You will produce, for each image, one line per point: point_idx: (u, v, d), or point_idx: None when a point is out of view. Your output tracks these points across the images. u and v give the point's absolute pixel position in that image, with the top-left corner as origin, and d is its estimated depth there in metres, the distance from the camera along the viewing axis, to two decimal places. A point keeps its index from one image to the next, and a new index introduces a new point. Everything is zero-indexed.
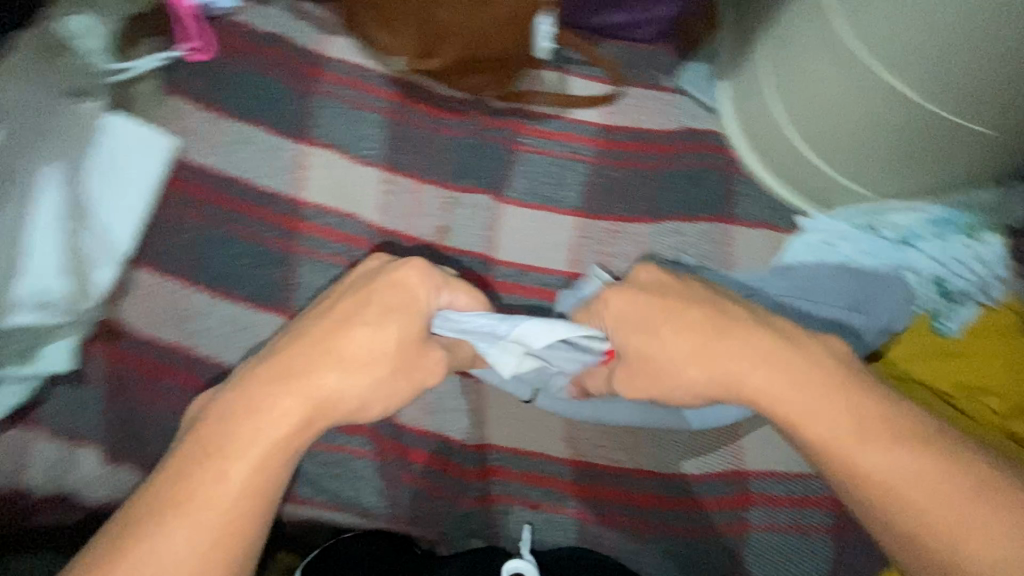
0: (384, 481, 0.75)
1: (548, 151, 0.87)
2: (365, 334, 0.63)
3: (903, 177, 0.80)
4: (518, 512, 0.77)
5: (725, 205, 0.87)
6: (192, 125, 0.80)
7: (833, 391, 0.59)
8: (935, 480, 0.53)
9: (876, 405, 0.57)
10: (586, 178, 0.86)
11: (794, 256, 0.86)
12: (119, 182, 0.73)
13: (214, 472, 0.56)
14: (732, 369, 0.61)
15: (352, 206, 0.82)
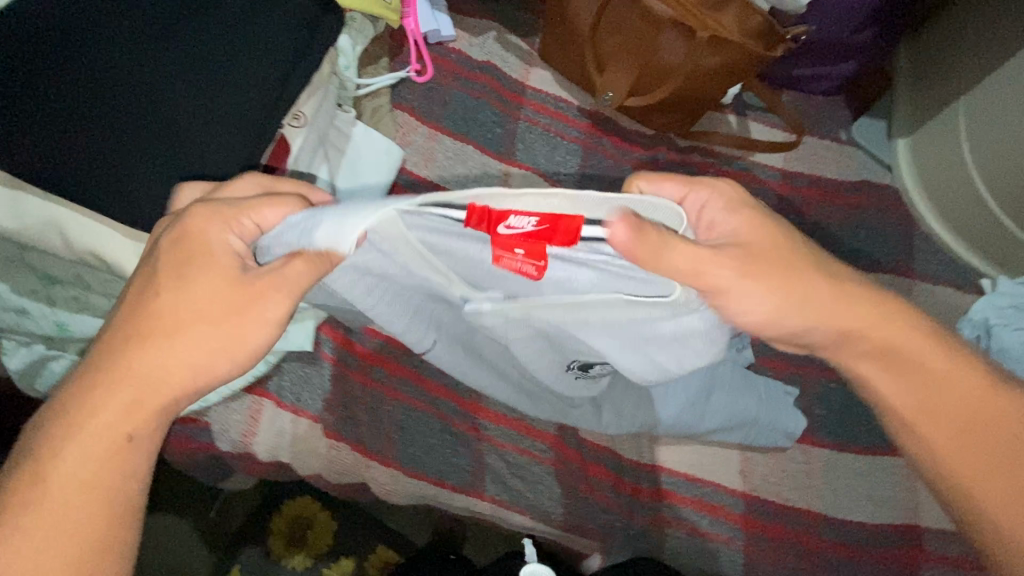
0: (563, 489, 0.77)
1: None
2: (184, 292, 0.47)
3: None
4: (687, 537, 0.78)
5: (899, 261, 0.90)
6: (413, 137, 0.88)
7: (899, 335, 0.52)
8: (982, 421, 0.52)
9: (945, 355, 0.53)
10: None
11: (981, 315, 0.85)
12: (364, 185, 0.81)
13: (91, 405, 0.47)
14: (824, 319, 0.49)
15: None
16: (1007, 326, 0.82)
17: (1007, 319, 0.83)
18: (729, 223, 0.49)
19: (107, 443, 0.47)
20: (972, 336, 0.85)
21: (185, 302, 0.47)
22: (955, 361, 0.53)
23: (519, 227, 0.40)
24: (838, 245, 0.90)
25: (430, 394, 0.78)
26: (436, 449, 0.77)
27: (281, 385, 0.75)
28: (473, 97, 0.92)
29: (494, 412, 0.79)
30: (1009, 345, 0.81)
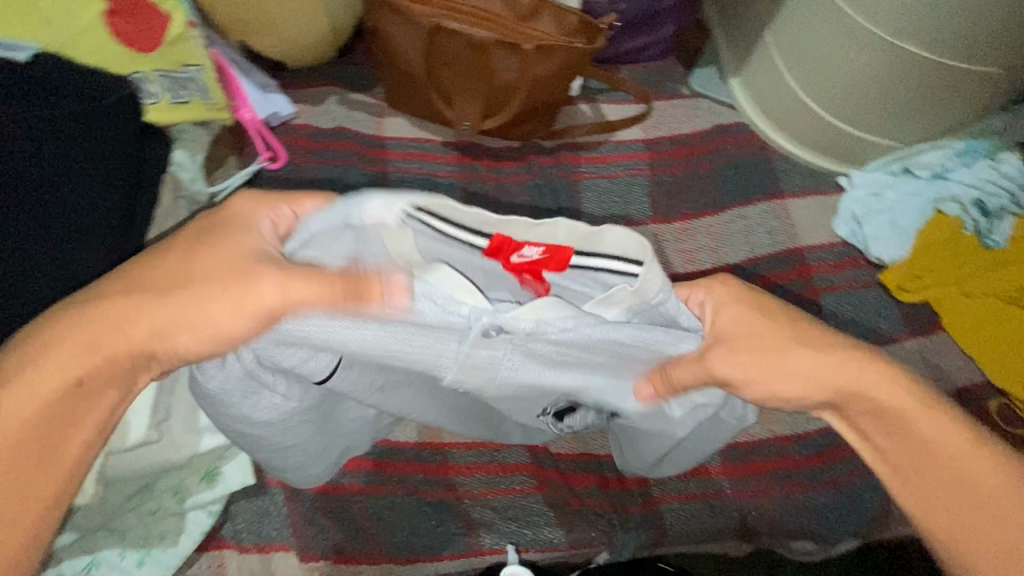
0: (555, 512, 0.78)
1: (610, 174, 0.97)
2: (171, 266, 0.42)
3: (920, 123, 0.91)
4: (681, 506, 0.81)
5: (771, 186, 0.97)
6: None
7: (896, 394, 0.46)
8: (966, 489, 0.45)
9: (925, 419, 0.45)
10: (649, 189, 0.96)
11: (849, 210, 0.94)
12: None
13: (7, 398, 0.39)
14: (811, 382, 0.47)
15: None
16: (871, 213, 0.93)
17: (869, 208, 0.93)
18: (733, 309, 0.50)
19: (41, 397, 0.39)
20: (849, 231, 0.93)
21: (146, 277, 0.42)
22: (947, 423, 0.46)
23: (529, 256, 0.45)
24: (715, 191, 0.96)
25: (396, 474, 0.76)
26: (420, 527, 0.74)
27: (236, 530, 0.71)
28: (335, 165, 0.91)
29: (464, 464, 0.78)
30: (877, 230, 0.91)
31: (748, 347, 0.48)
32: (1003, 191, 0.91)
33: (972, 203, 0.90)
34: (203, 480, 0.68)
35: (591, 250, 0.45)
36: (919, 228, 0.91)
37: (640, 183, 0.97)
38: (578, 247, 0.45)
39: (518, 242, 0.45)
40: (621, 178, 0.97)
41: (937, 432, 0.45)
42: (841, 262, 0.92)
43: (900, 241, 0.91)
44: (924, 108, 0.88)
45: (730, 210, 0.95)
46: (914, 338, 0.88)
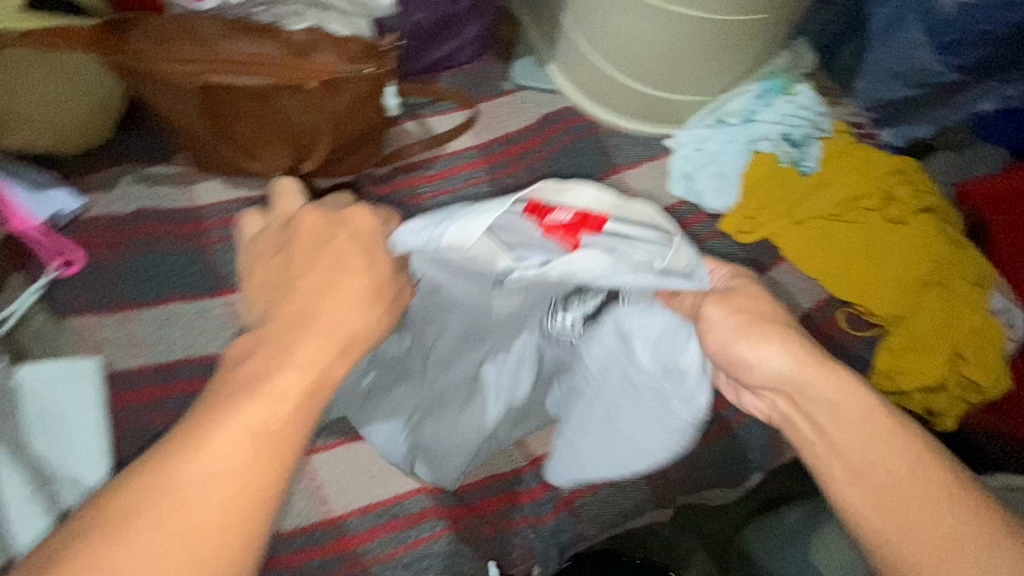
0: (472, 546, 0.76)
1: (450, 188, 0.95)
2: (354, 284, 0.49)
3: (719, 75, 0.96)
4: (593, 497, 0.81)
5: (604, 162, 0.99)
6: (104, 334, 0.78)
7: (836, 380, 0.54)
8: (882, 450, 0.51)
9: (854, 396, 0.53)
10: (492, 195, 0.95)
11: (679, 168, 0.98)
12: (52, 421, 0.72)
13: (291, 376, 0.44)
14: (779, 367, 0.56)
15: None
16: (697, 169, 0.98)
17: (695, 164, 0.98)
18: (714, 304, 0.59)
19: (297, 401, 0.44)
20: (684, 188, 0.97)
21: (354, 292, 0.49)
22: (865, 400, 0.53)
23: (560, 216, 0.59)
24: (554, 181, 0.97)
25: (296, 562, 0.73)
26: None
27: None
28: (147, 253, 0.83)
29: (364, 531, 0.75)
30: (707, 182, 0.96)
31: (740, 305, 0.58)
32: (805, 119, 0.99)
33: (781, 137, 0.97)
34: None
35: (622, 217, 0.59)
36: (741, 171, 0.97)
37: (482, 190, 0.96)
38: (613, 213, 0.59)
39: (551, 205, 0.60)
40: (462, 190, 0.96)
41: (863, 409, 0.53)
42: (683, 221, 0.96)
43: (728, 188, 0.96)
44: (714, 61, 0.93)
45: None
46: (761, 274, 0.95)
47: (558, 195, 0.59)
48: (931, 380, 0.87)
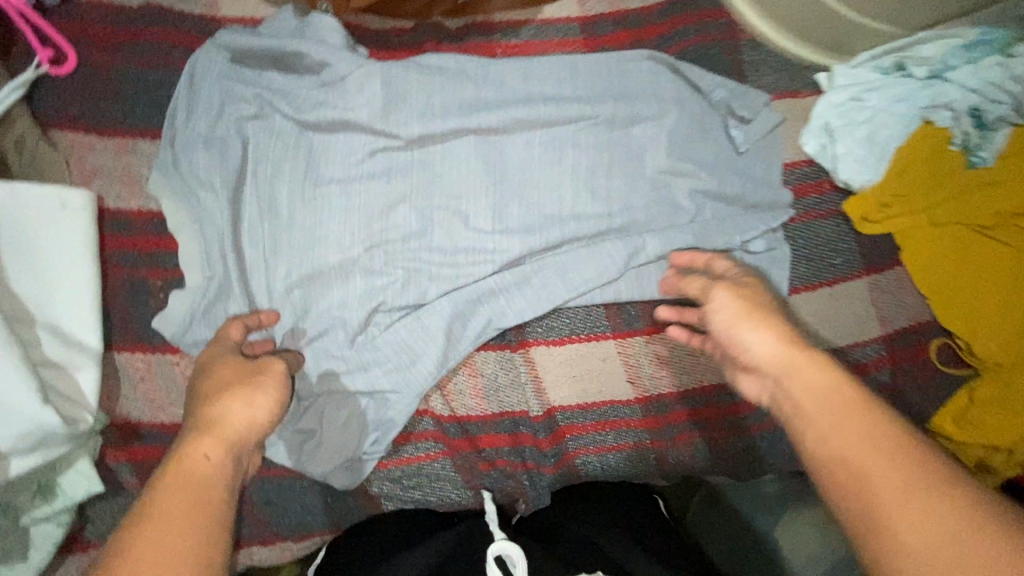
0: (462, 474, 0.74)
1: (529, 57, 0.74)
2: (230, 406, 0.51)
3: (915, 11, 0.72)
4: (593, 459, 0.78)
5: (734, 82, 0.76)
6: (98, 163, 0.64)
7: (814, 381, 0.48)
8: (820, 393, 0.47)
9: (806, 373, 0.48)
10: (575, 73, 0.74)
11: (823, 117, 0.76)
12: (34, 247, 0.59)
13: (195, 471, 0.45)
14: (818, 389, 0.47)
15: (312, 182, 0.67)
16: (848, 127, 0.75)
17: (847, 119, 0.75)
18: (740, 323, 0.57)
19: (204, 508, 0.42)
20: (817, 148, 0.76)
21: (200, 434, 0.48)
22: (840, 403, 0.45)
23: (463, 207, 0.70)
24: (664, 88, 0.74)
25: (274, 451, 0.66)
26: (313, 505, 0.70)
27: (100, 530, 0.63)
28: (158, 68, 0.66)
29: None
30: (851, 147, 0.75)
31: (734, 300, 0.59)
32: (1007, 95, 0.74)
33: (966, 111, 0.74)
34: (38, 494, 0.57)
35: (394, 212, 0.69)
36: (898, 143, 0.75)
37: (567, 64, 0.74)
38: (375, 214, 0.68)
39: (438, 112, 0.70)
40: (541, 59, 0.74)
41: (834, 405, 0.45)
42: (801, 187, 0.77)
43: (874, 159, 0.75)
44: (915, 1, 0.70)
45: (678, 116, 0.74)
46: (868, 275, 0.78)
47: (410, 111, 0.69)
48: (1004, 442, 0.74)
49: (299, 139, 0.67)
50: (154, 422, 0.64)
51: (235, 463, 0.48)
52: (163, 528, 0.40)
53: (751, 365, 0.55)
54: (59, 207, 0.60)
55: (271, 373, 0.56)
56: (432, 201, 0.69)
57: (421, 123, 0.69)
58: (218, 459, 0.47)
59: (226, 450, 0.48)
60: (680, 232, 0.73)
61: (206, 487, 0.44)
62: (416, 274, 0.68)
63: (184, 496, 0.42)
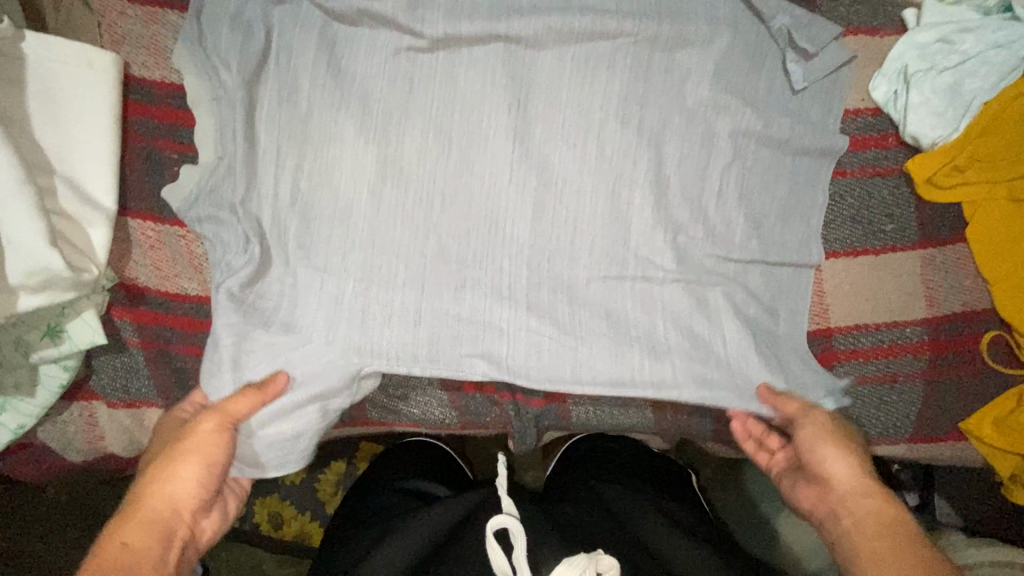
0: (448, 394, 0.74)
1: None
2: (173, 479, 0.56)
3: None
4: (585, 402, 0.76)
5: (802, 9, 0.67)
6: (125, 28, 0.65)
7: (868, 508, 0.55)
8: (869, 525, 0.53)
9: (856, 494, 0.56)
10: None
11: (902, 59, 0.66)
12: (59, 103, 0.60)
13: (122, 557, 0.50)
14: (862, 533, 0.53)
15: (331, 72, 0.66)
16: (930, 73, 0.65)
17: (930, 63, 0.65)
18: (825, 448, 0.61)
19: None
20: (887, 96, 0.67)
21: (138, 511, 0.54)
22: (871, 536, 0.52)
23: (482, 125, 0.67)
24: (719, 10, 0.67)
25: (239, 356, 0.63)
26: None
27: (102, 383, 0.67)
28: None
29: None
30: (928, 95, 0.65)
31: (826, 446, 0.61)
32: None
33: None
34: (46, 336, 0.61)
35: (408, 117, 0.66)
36: (985, 99, 0.65)
37: None
38: (390, 117, 0.66)
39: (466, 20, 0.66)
40: None
41: (875, 534, 0.52)
42: (861, 139, 0.68)
43: (953, 115, 0.65)
44: None
45: (732, 42, 0.66)
46: (921, 248, 0.69)
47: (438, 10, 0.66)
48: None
49: (325, 28, 0.66)
50: (159, 289, 0.66)
51: (161, 538, 0.53)
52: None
53: (821, 475, 0.59)
54: (86, 67, 0.61)
55: (196, 439, 0.58)
56: (452, 111, 0.67)
57: (448, 22, 0.66)
58: (139, 542, 0.51)
59: (150, 520, 0.53)
60: (695, 329, 0.67)
61: (129, 552, 0.50)
62: (423, 181, 0.67)
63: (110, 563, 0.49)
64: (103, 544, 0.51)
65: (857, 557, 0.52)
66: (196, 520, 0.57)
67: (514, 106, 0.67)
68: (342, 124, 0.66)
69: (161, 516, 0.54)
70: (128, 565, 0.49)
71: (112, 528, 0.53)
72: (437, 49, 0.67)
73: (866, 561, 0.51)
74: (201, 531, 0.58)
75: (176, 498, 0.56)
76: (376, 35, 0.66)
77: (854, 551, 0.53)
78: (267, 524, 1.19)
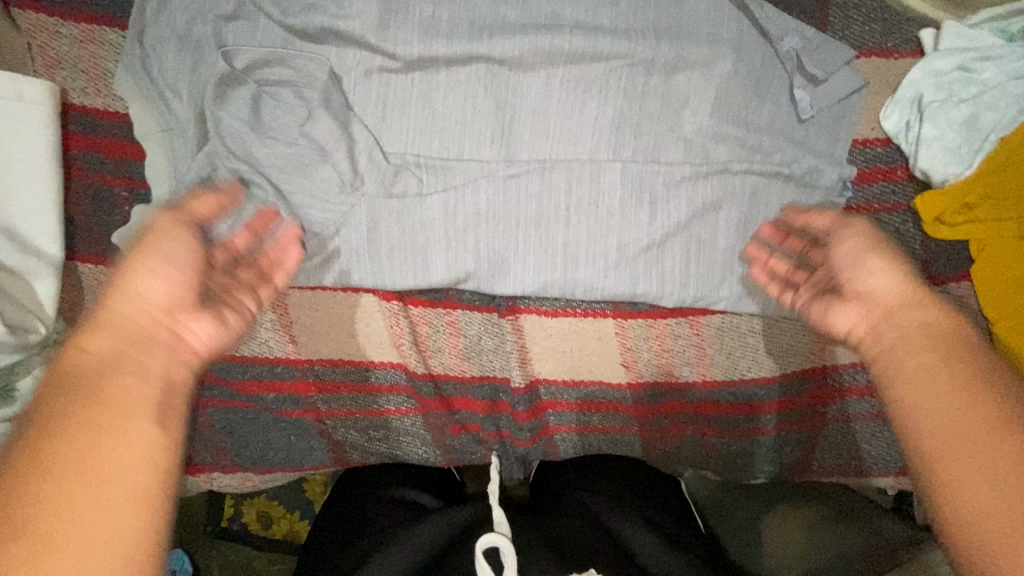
0: (431, 433, 0.71)
1: None
2: (158, 279, 0.43)
3: None
4: (573, 437, 0.74)
5: (811, 30, 0.62)
6: (62, 53, 0.58)
7: (924, 313, 0.44)
8: (940, 346, 0.42)
9: (913, 304, 0.45)
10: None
11: (918, 87, 0.61)
12: None
13: (114, 389, 0.37)
14: (913, 350, 0.43)
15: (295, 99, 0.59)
16: (945, 104, 0.60)
17: (945, 94, 0.60)
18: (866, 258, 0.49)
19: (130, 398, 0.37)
20: (899, 126, 0.62)
21: (117, 311, 0.41)
22: (926, 355, 0.42)
23: (465, 156, 0.61)
24: (722, 28, 0.61)
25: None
26: (275, 442, 0.69)
27: None
28: None
29: (329, 382, 0.68)
30: (941, 129, 0.61)
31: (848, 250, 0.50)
32: None
33: None
34: None
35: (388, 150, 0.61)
36: (1003, 133, 0.60)
37: None
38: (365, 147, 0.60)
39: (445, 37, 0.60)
40: None
41: (916, 346, 0.43)
42: (867, 172, 0.64)
43: (966, 149, 0.61)
44: None
45: (734, 66, 0.61)
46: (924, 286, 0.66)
47: (413, 28, 0.60)
48: None
49: (287, 48, 0.59)
50: None
51: (136, 344, 0.40)
52: (103, 450, 0.34)
53: (862, 289, 0.48)
54: (15, 99, 0.54)
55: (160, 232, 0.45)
56: (431, 140, 0.61)
57: (423, 41, 0.59)
58: (111, 346, 0.39)
59: (152, 384, 0.39)
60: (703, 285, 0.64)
61: (119, 381, 0.37)
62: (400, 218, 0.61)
63: (98, 410, 0.35)
64: (66, 357, 0.38)
65: (906, 372, 0.42)
66: (176, 320, 0.43)
67: (498, 133, 0.61)
68: (312, 155, 0.60)
69: (145, 351, 0.40)
70: (129, 426, 0.35)
71: (79, 343, 0.39)
72: (412, 70, 0.60)
73: (914, 381, 0.41)
74: (191, 335, 0.44)
75: (128, 302, 0.42)
76: (343, 55, 0.59)
77: (914, 383, 0.41)
78: (256, 524, 1.16)
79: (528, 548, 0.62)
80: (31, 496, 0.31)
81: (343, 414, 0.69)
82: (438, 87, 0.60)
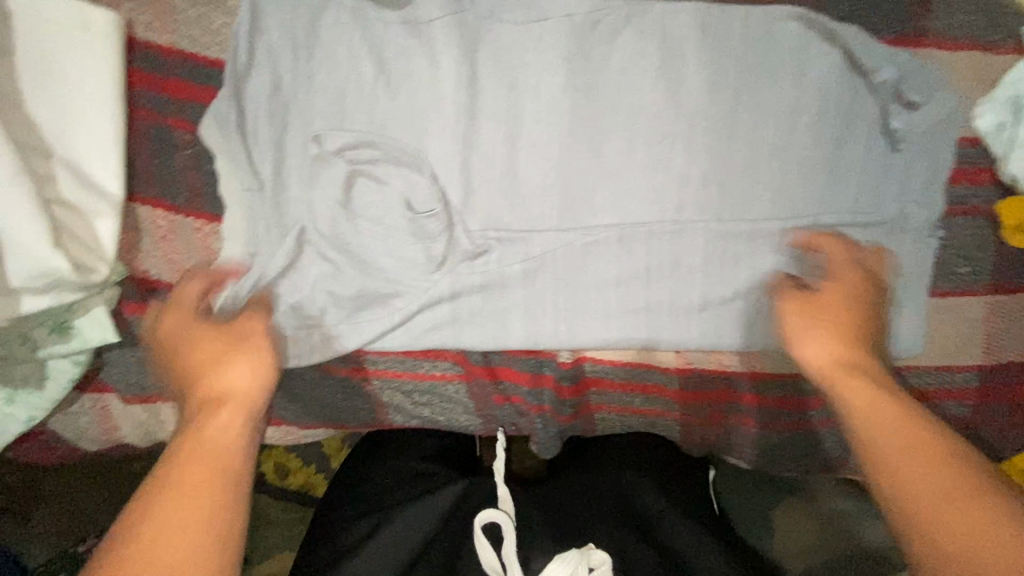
0: (474, 401, 0.71)
1: None
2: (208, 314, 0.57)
3: None
4: (613, 416, 0.74)
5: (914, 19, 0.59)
6: None
7: (874, 381, 0.52)
8: (903, 413, 0.49)
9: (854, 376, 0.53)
10: None
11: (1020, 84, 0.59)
12: (54, 72, 0.52)
13: (204, 399, 0.52)
14: (879, 407, 0.50)
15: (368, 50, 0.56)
16: None
17: None
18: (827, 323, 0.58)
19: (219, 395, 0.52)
20: (992, 125, 0.60)
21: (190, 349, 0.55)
22: (867, 410, 0.50)
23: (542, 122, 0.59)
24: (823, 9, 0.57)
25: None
26: (321, 398, 0.69)
27: (114, 377, 0.63)
28: None
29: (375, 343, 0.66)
30: None
31: (814, 308, 0.58)
32: None
33: None
34: (56, 331, 0.57)
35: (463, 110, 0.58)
36: None
37: None
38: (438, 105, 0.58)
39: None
40: None
41: (859, 402, 0.51)
42: (954, 171, 0.62)
43: None
44: None
45: (828, 58, 0.58)
46: (992, 293, 0.64)
47: None
48: None
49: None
50: (172, 283, 0.61)
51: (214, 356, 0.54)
52: (196, 439, 0.48)
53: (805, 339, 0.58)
54: (82, 29, 0.52)
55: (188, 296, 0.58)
56: (505, 104, 0.58)
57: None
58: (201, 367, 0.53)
59: (226, 380, 0.52)
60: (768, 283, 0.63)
61: (205, 395, 0.52)
62: (468, 182, 0.60)
63: (163, 500, 0.44)
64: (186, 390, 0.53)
65: (874, 426, 0.49)
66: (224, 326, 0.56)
67: (578, 105, 0.58)
68: (384, 107, 0.57)
69: (223, 438, 0.48)
70: (205, 423, 0.49)
71: (203, 367, 0.53)
72: (493, 28, 0.57)
73: (886, 438, 0.48)
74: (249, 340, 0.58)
75: (235, 390, 0.52)
76: (423, 7, 0.56)
77: (856, 411, 0.50)
78: (274, 475, 1.19)
79: (536, 539, 0.65)
80: (158, 495, 0.44)
81: (389, 375, 0.68)
82: (519, 48, 0.57)
